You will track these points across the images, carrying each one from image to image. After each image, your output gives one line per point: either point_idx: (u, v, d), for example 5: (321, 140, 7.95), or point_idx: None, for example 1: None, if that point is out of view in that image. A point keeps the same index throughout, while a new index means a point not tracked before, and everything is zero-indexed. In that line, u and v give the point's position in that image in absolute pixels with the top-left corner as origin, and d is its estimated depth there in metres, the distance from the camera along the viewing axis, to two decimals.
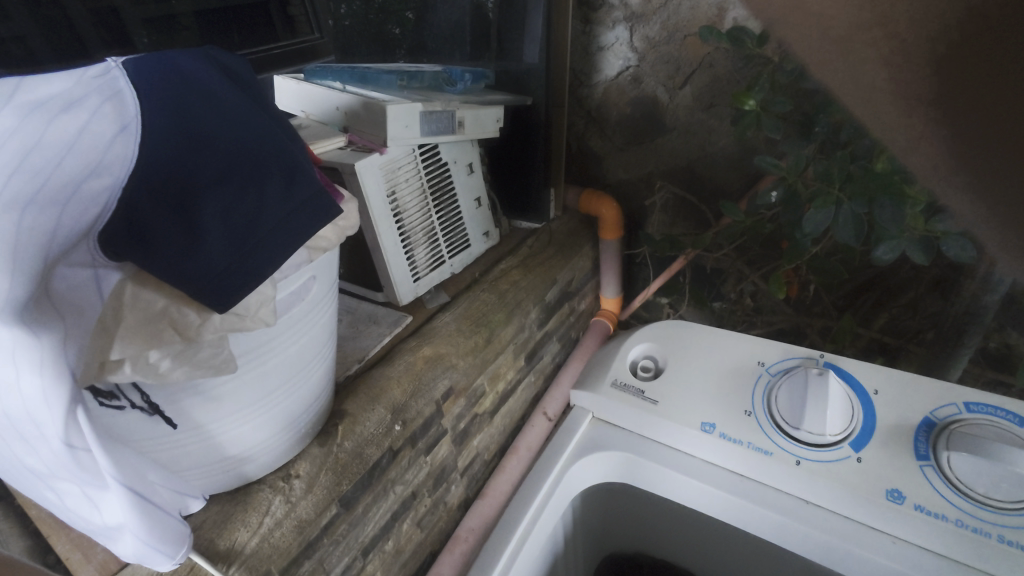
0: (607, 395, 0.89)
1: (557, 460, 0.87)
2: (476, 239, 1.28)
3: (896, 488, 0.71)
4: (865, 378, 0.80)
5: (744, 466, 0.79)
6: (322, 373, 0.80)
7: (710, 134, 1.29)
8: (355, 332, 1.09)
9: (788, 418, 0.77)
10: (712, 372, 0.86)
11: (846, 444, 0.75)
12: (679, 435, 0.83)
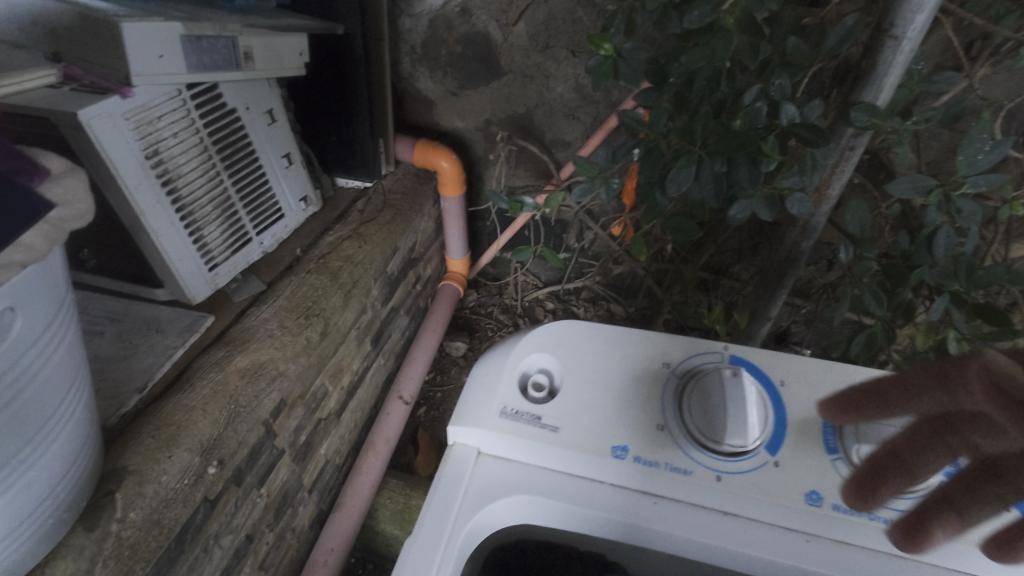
0: (487, 430, 0.56)
1: (431, 553, 0.51)
2: (290, 207, 1.03)
3: (811, 488, 0.53)
4: (767, 363, 0.59)
5: (659, 492, 0.54)
6: (71, 434, 0.54)
7: (548, 78, 1.21)
8: (129, 349, 0.80)
9: (701, 431, 0.53)
10: (603, 376, 0.59)
11: (763, 451, 0.54)
12: (571, 467, 0.55)
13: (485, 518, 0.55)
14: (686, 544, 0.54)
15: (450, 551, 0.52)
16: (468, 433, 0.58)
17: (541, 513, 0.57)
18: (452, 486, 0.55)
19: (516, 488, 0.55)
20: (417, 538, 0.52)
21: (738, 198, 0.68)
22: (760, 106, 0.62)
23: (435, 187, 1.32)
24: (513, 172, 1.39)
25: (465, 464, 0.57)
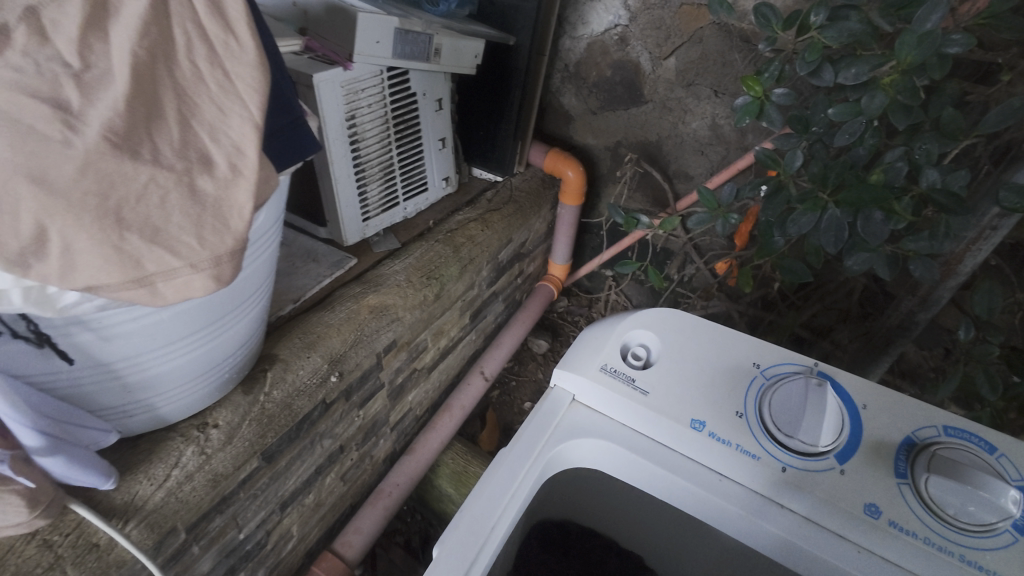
0: (584, 380, 0.60)
1: (515, 471, 0.56)
2: (434, 183, 1.18)
3: (873, 500, 0.51)
4: (851, 382, 0.57)
5: (727, 473, 0.56)
6: (258, 311, 0.68)
7: (686, 113, 1.27)
8: (291, 268, 0.97)
9: (780, 424, 0.54)
10: (696, 361, 0.61)
11: (832, 456, 0.53)
12: (653, 425, 0.58)
13: (560, 455, 0.59)
14: (743, 525, 0.54)
15: (530, 474, 0.56)
16: (567, 378, 0.62)
17: (608, 463, 0.61)
18: (543, 420, 0.60)
19: (596, 435, 0.59)
20: (504, 456, 0.57)
21: (858, 250, 0.69)
22: (901, 165, 0.64)
23: (556, 192, 1.42)
24: (631, 194, 1.45)
25: (558, 406, 0.61)
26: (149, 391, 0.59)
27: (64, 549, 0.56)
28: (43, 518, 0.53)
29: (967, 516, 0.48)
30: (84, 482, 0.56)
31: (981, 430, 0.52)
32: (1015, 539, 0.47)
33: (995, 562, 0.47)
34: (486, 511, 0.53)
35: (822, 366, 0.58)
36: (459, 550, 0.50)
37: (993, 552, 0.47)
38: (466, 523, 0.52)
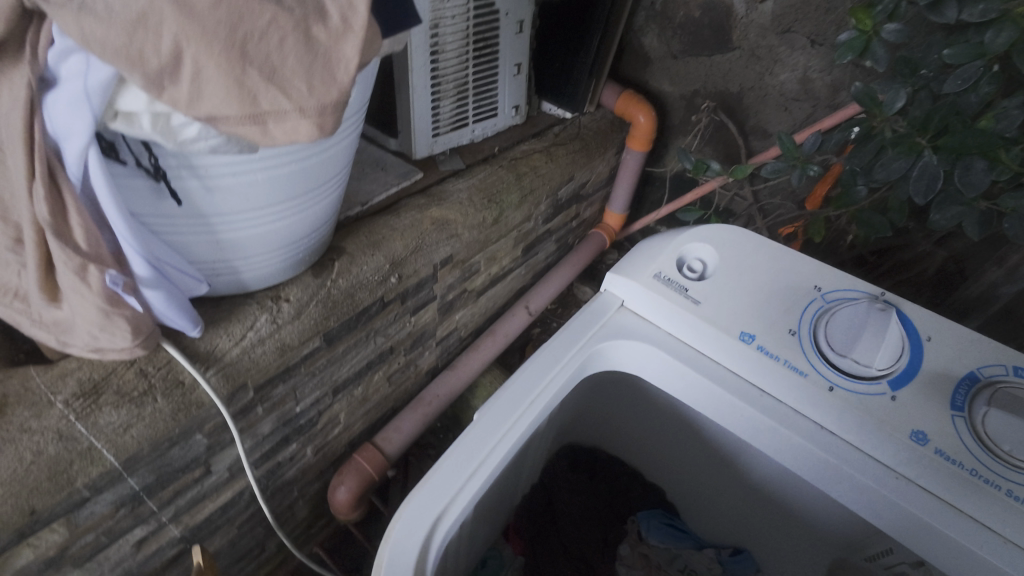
0: (636, 284, 0.63)
1: (559, 355, 0.60)
2: (503, 110, 1.18)
3: (921, 429, 0.51)
4: (918, 315, 0.57)
5: (768, 388, 0.57)
6: (336, 196, 0.72)
7: (776, 63, 1.19)
8: (361, 174, 1.01)
9: (833, 345, 0.56)
10: (756, 280, 0.61)
11: (885, 382, 0.54)
12: (701, 335, 0.60)
13: (605, 353, 0.63)
14: (775, 438, 0.56)
15: (573, 363, 0.60)
16: (619, 283, 0.64)
17: (651, 369, 0.63)
18: (591, 317, 0.63)
19: (642, 339, 0.62)
20: (552, 343, 0.61)
21: (949, 204, 0.66)
22: (1016, 112, 0.59)
23: (624, 137, 1.39)
24: (701, 147, 1.40)
25: (606, 308, 0.64)
26: (236, 254, 0.64)
27: (156, 380, 0.63)
28: (142, 348, 0.59)
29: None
30: (176, 324, 0.62)
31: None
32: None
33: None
34: (528, 386, 0.57)
35: (888, 298, 0.58)
36: (501, 414, 0.55)
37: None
38: (511, 392, 0.56)
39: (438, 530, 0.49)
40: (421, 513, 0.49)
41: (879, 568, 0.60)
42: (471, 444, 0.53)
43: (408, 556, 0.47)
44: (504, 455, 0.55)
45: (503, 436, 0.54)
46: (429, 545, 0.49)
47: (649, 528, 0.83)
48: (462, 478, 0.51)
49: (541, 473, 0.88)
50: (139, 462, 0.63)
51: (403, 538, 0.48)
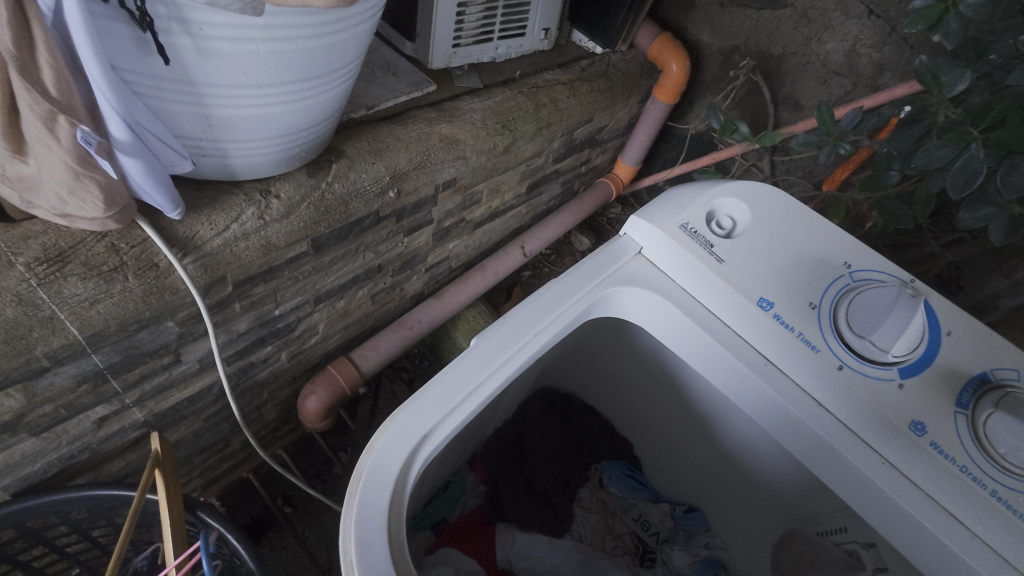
0: (660, 232, 0.60)
1: (568, 293, 0.58)
2: (532, 31, 1.09)
3: (922, 420, 0.51)
4: (943, 308, 0.55)
5: (775, 359, 0.56)
6: (342, 90, 0.65)
7: (826, 29, 1.12)
8: (370, 75, 0.93)
9: (853, 325, 0.54)
10: (783, 248, 0.59)
11: (895, 369, 0.53)
12: (717, 296, 0.58)
13: (614, 298, 0.61)
14: (772, 408, 0.56)
15: (581, 303, 0.58)
16: (641, 228, 0.61)
17: (659, 323, 0.61)
18: (608, 258, 0.60)
19: (655, 290, 0.60)
20: (563, 280, 0.59)
21: (980, 204, 0.64)
22: None
23: (652, 84, 1.31)
24: (729, 108, 1.34)
25: (623, 252, 0.61)
26: (226, 135, 0.59)
27: (128, 258, 0.59)
28: (115, 222, 0.55)
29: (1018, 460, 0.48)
30: (154, 200, 0.57)
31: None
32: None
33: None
34: (532, 319, 0.55)
35: (918, 285, 0.56)
36: (500, 343, 0.53)
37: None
38: (514, 324, 0.54)
39: (422, 449, 0.48)
40: (407, 429, 0.47)
41: (829, 544, 0.62)
42: (466, 368, 0.51)
43: (388, 471, 0.46)
44: (497, 385, 0.53)
45: (498, 366, 0.52)
46: (412, 462, 0.47)
47: (611, 477, 0.86)
48: (453, 401, 0.50)
49: (515, 411, 0.88)
50: (104, 340, 0.61)
51: (385, 452, 0.47)
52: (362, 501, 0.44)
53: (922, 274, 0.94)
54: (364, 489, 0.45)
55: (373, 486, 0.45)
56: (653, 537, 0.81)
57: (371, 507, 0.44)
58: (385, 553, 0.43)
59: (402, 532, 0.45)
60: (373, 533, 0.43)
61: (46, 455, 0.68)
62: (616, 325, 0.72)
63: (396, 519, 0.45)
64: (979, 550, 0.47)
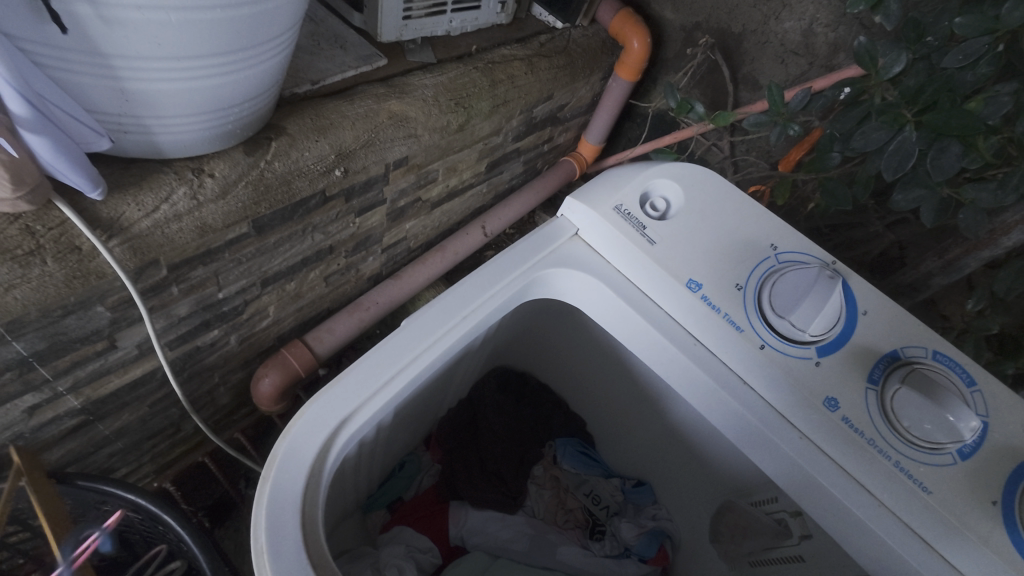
0: (593, 214, 0.60)
1: (501, 275, 0.58)
2: (487, 4, 1.06)
3: (835, 396, 0.53)
4: (861, 289, 0.57)
5: (703, 340, 0.57)
6: (276, 65, 0.62)
7: (785, 8, 1.11)
8: (315, 48, 0.89)
9: (775, 306, 0.55)
10: (713, 230, 0.60)
11: (813, 348, 0.55)
12: (649, 280, 0.59)
13: (548, 281, 0.61)
14: (698, 388, 0.57)
15: (514, 285, 0.58)
16: (577, 210, 0.62)
17: (594, 304, 0.62)
18: (543, 241, 0.61)
19: (590, 273, 0.60)
20: (497, 262, 0.59)
21: (914, 185, 0.65)
22: (1006, 99, 0.57)
23: (613, 62, 1.29)
24: (690, 87, 1.33)
25: (558, 234, 0.62)
26: (147, 111, 0.56)
27: (46, 242, 0.55)
28: (28, 202, 0.52)
29: (919, 432, 0.50)
30: (69, 180, 0.54)
31: (970, 365, 0.53)
32: (953, 460, 0.50)
33: (924, 474, 0.50)
34: (460, 302, 0.55)
35: (839, 267, 0.58)
36: (427, 326, 0.53)
37: (927, 465, 0.50)
38: (440, 308, 0.55)
39: (342, 432, 0.49)
40: (326, 414, 0.48)
41: (761, 513, 0.65)
42: (390, 352, 0.51)
43: (304, 454, 0.46)
44: (423, 369, 0.53)
45: (425, 349, 0.53)
46: (330, 446, 0.48)
47: (564, 454, 0.87)
48: (375, 385, 0.50)
49: (468, 391, 0.88)
50: (26, 327, 0.59)
51: (300, 437, 0.47)
52: (275, 485, 0.45)
53: (868, 254, 0.97)
54: (278, 473, 0.45)
55: (287, 471, 0.45)
56: (603, 510, 0.83)
57: (286, 492, 0.45)
58: (297, 534, 0.43)
59: (317, 515, 0.46)
60: (285, 518, 0.43)
61: None
62: (560, 306, 0.72)
63: (311, 504, 0.46)
64: (882, 519, 0.49)
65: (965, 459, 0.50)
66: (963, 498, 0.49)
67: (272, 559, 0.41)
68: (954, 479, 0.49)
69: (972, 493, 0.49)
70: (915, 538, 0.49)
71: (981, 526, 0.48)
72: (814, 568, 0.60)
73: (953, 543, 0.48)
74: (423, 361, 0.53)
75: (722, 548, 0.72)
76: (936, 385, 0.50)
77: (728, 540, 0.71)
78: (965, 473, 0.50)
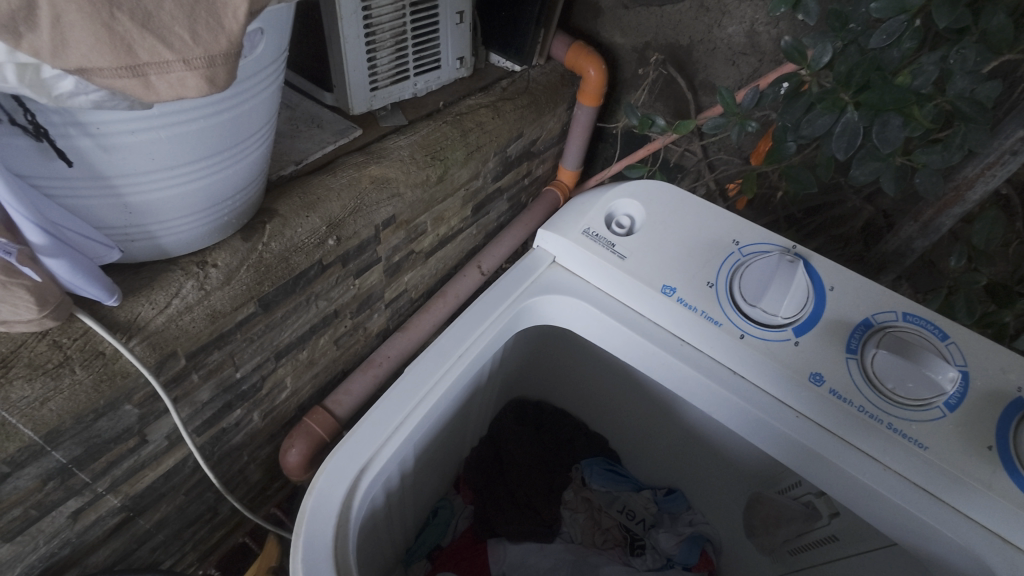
0: (565, 240, 0.64)
1: (488, 311, 0.61)
2: (447, 62, 1.13)
3: (818, 370, 0.56)
4: (825, 267, 0.60)
5: (689, 338, 0.61)
6: (260, 156, 0.68)
7: (724, 15, 1.18)
8: (295, 131, 0.96)
9: (745, 296, 0.58)
10: (678, 235, 0.63)
11: (789, 329, 0.58)
12: (627, 291, 0.62)
13: (536, 307, 0.64)
14: (694, 384, 0.60)
15: (502, 318, 0.61)
16: (550, 239, 0.66)
17: (583, 323, 0.65)
18: (524, 272, 0.64)
19: (572, 294, 0.64)
20: (482, 300, 0.63)
21: (868, 160, 0.68)
22: (932, 69, 0.61)
23: (575, 92, 1.36)
24: (652, 102, 1.39)
25: (537, 264, 0.65)
26: (150, 219, 0.61)
27: (72, 351, 0.60)
28: (53, 319, 0.56)
29: (904, 391, 0.53)
30: (88, 292, 0.59)
31: (939, 321, 0.56)
32: (942, 413, 0.53)
33: (918, 431, 0.52)
34: (453, 342, 0.58)
35: (799, 249, 0.61)
36: (426, 369, 0.56)
37: (920, 422, 0.53)
38: (436, 351, 0.58)
39: (361, 480, 0.51)
40: (344, 466, 0.51)
41: (789, 499, 0.67)
42: (396, 400, 0.54)
43: (328, 506, 0.49)
44: (429, 410, 0.56)
45: (428, 391, 0.56)
46: (352, 495, 0.50)
47: (592, 474, 0.87)
48: (381, 434, 0.53)
49: (489, 428, 0.89)
50: (63, 436, 0.63)
51: (324, 491, 0.50)
52: (306, 539, 0.47)
53: (851, 228, 0.99)
54: (307, 527, 0.48)
55: (316, 524, 0.48)
56: (640, 525, 0.83)
57: (318, 546, 0.47)
58: None
59: (349, 563, 0.48)
60: (319, 568, 0.46)
61: (26, 558, 0.69)
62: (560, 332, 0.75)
63: (344, 553, 0.48)
64: (892, 480, 0.52)
65: (952, 411, 0.53)
66: (959, 449, 0.51)
67: None
68: (948, 431, 0.52)
69: (964, 441, 0.52)
70: (922, 494, 0.51)
71: (981, 472, 0.50)
72: (849, 546, 0.61)
73: (959, 493, 0.51)
74: (428, 403, 0.56)
75: (760, 542, 0.73)
76: (913, 346, 0.54)
77: (763, 532, 0.73)
78: (956, 424, 0.52)
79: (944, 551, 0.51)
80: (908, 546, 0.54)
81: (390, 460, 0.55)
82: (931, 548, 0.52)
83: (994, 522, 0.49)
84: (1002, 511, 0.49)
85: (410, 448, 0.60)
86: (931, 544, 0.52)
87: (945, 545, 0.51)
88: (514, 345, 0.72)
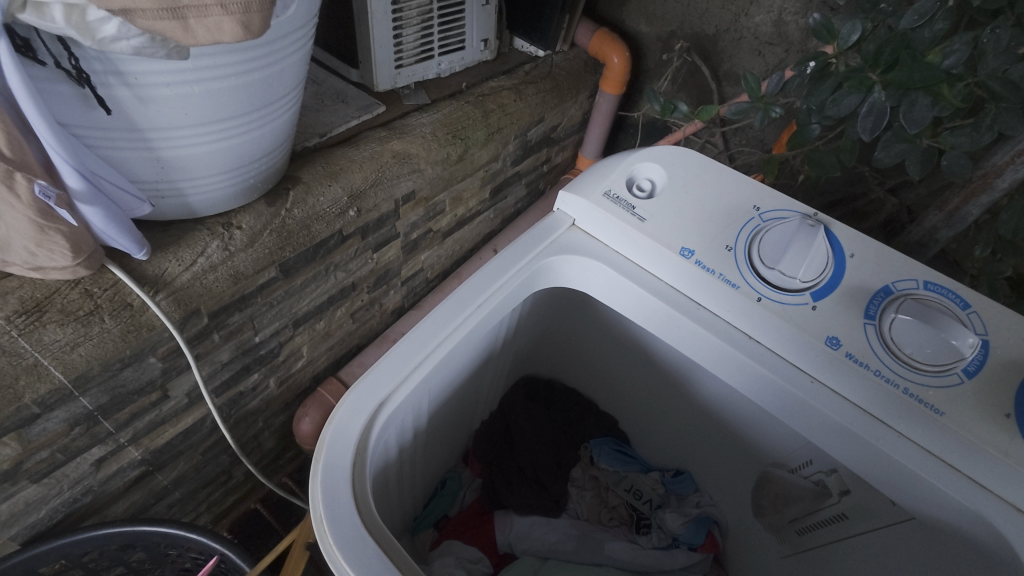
0: (586, 201, 0.65)
1: (508, 265, 0.62)
2: (472, 43, 1.14)
3: (835, 334, 0.56)
4: (846, 234, 0.60)
5: (705, 302, 0.61)
6: (287, 120, 0.70)
7: (752, 3, 1.16)
8: (320, 105, 0.98)
9: (764, 259, 0.58)
10: (699, 200, 0.63)
11: (807, 294, 0.57)
12: (646, 254, 0.63)
13: (553, 267, 0.65)
14: (710, 348, 0.60)
15: (521, 274, 0.62)
16: (571, 202, 0.66)
17: (600, 286, 0.66)
18: (544, 232, 0.65)
19: (590, 256, 0.64)
20: (501, 257, 0.63)
21: (894, 142, 0.67)
22: (963, 48, 0.60)
23: (598, 79, 1.36)
24: (675, 92, 1.38)
25: (557, 225, 0.66)
26: (180, 175, 0.63)
27: (102, 301, 0.62)
28: (85, 268, 0.59)
29: (922, 356, 0.53)
30: (119, 244, 0.61)
31: (960, 292, 0.56)
32: (961, 379, 0.52)
33: (935, 398, 0.52)
34: (472, 292, 0.59)
35: (820, 217, 0.61)
36: (447, 316, 0.57)
37: (937, 388, 0.52)
38: (455, 301, 0.59)
39: (381, 414, 0.53)
40: (364, 399, 0.52)
41: (800, 478, 0.67)
42: (415, 343, 0.55)
43: (348, 436, 0.50)
44: (444, 357, 0.58)
45: (448, 335, 0.57)
46: (371, 426, 0.52)
47: (601, 454, 0.86)
48: (399, 375, 0.54)
49: (500, 401, 0.90)
50: (90, 383, 0.65)
51: (344, 421, 0.51)
52: (326, 464, 0.49)
53: (874, 220, 0.98)
54: (328, 453, 0.49)
55: (336, 449, 0.49)
56: (646, 504, 0.83)
57: (335, 475, 0.48)
58: (350, 508, 0.47)
59: (366, 493, 0.49)
60: (338, 492, 0.47)
61: (50, 501, 0.72)
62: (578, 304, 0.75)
63: (359, 485, 0.49)
64: (907, 447, 0.52)
65: (971, 378, 0.52)
66: (976, 416, 0.51)
67: (331, 525, 0.45)
68: (966, 397, 0.52)
69: (979, 407, 0.51)
70: (937, 461, 0.51)
71: (997, 439, 0.50)
72: (860, 522, 0.61)
73: (975, 462, 0.50)
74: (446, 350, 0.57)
75: (767, 521, 0.73)
76: (933, 311, 0.53)
77: (770, 511, 0.72)
78: (974, 391, 0.52)
79: (956, 519, 0.50)
80: (921, 516, 0.53)
81: (406, 403, 0.56)
82: (945, 518, 0.51)
83: (1010, 491, 0.49)
84: (1017, 479, 0.48)
85: (425, 399, 0.61)
86: (945, 512, 0.51)
87: (958, 514, 0.50)
88: (530, 313, 0.73)
